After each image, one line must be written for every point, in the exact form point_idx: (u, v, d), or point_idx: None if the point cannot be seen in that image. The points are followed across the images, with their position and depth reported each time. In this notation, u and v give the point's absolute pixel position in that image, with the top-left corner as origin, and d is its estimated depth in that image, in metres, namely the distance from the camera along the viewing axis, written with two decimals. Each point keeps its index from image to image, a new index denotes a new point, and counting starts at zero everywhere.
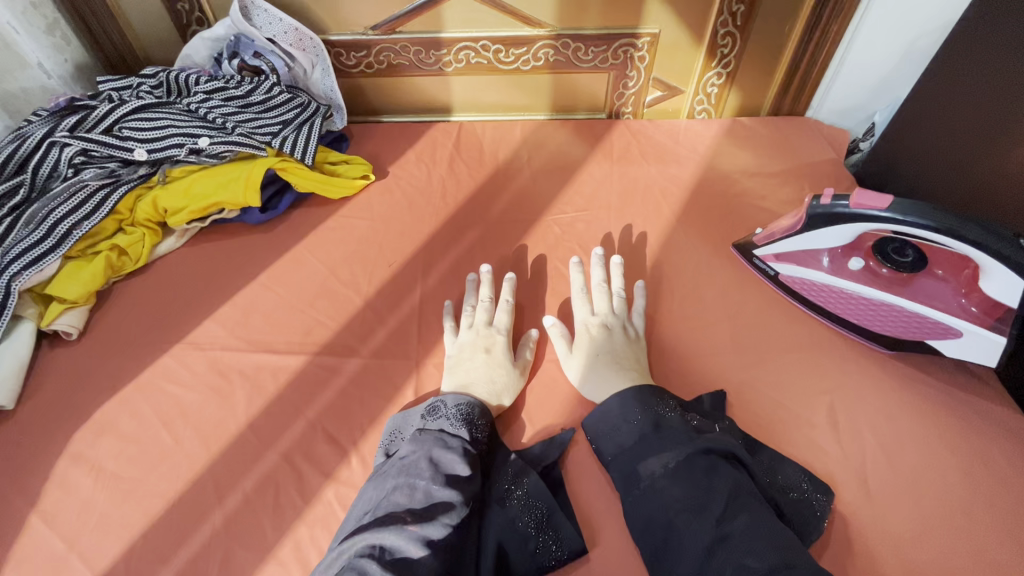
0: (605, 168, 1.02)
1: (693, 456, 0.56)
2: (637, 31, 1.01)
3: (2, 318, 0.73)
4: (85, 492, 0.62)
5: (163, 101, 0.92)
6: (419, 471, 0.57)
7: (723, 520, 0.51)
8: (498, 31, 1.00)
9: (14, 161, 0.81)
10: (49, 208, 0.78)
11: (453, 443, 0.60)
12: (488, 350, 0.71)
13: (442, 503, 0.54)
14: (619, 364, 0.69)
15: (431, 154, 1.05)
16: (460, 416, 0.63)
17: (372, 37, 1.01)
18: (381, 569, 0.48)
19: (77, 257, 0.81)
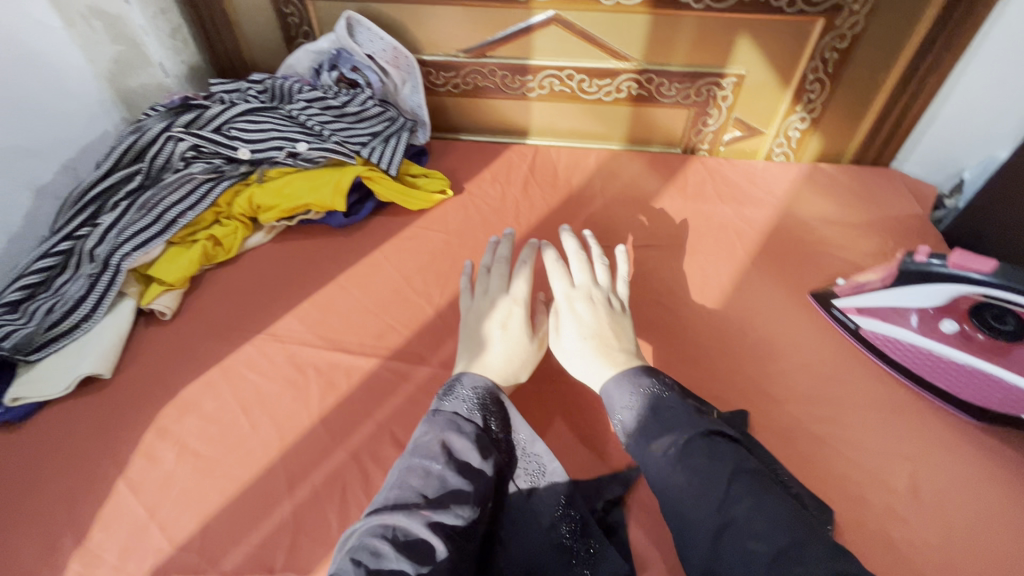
0: (679, 203, 1.02)
1: (720, 457, 0.49)
2: (723, 70, 1.01)
3: (110, 292, 0.79)
4: (167, 466, 0.66)
5: (268, 106, 0.98)
6: (433, 451, 0.54)
7: (754, 527, 0.44)
8: (585, 62, 1.03)
9: (132, 150, 0.88)
10: (160, 196, 0.85)
11: (467, 428, 0.57)
12: (503, 327, 0.70)
13: (455, 491, 0.52)
14: (608, 343, 0.65)
15: (507, 175, 1.08)
16: (476, 400, 0.60)
17: (462, 59, 1.05)
18: (391, 551, 0.47)
19: (178, 243, 0.87)
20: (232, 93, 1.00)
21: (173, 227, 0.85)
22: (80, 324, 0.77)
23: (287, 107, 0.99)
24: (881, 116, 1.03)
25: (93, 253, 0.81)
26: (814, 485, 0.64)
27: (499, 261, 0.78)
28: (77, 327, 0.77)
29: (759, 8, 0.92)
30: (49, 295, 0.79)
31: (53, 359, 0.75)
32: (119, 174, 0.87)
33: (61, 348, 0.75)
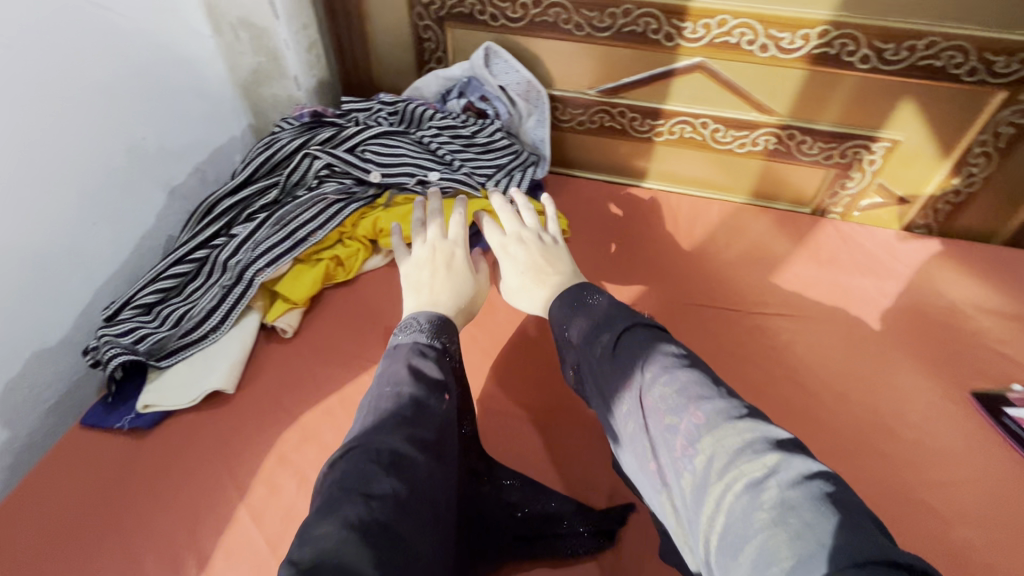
0: (811, 269, 0.96)
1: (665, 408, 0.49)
2: (876, 133, 0.94)
3: (240, 305, 0.80)
4: (288, 497, 0.65)
5: (400, 130, 0.99)
6: (413, 384, 0.57)
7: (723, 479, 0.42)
8: (724, 112, 0.98)
9: (271, 163, 0.91)
10: (295, 212, 0.86)
11: (432, 358, 0.61)
12: (448, 268, 0.76)
13: (425, 410, 0.56)
14: (542, 280, 0.74)
15: (624, 219, 1.04)
16: (429, 328, 0.65)
17: (593, 97, 1.03)
18: (380, 468, 0.48)
19: (303, 260, 0.86)
20: (364, 112, 1.01)
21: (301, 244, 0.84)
22: (208, 334, 0.78)
23: (417, 132, 0.99)
24: None
25: (225, 263, 0.81)
26: None
27: (430, 214, 0.82)
28: (206, 337, 0.77)
29: (932, 74, 0.85)
30: (180, 300, 0.80)
31: (180, 367, 0.75)
32: (258, 186, 0.89)
33: (187, 356, 0.76)
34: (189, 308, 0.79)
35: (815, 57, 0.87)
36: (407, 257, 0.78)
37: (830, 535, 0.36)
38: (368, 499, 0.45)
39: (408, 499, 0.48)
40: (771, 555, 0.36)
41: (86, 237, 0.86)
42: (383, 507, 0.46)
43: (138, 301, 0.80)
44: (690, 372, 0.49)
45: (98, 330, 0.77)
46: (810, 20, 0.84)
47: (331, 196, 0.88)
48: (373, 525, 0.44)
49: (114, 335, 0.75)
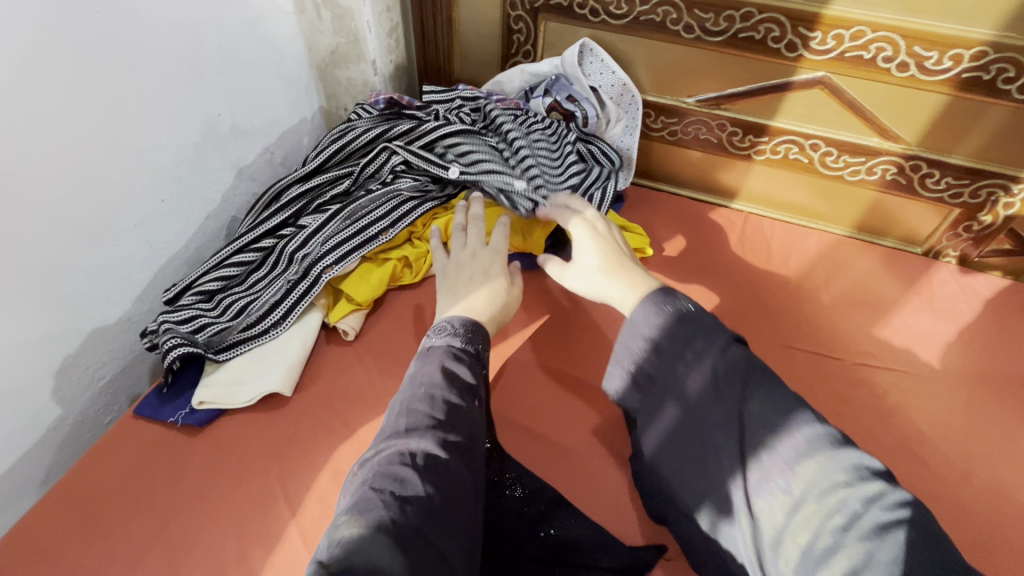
0: (926, 320, 0.85)
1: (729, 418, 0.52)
2: (1021, 174, 0.82)
3: (303, 302, 0.75)
4: None
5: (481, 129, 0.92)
6: (449, 391, 0.56)
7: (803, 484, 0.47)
8: (840, 134, 0.88)
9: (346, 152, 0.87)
10: (368, 208, 0.80)
11: (462, 357, 0.60)
12: (486, 271, 0.73)
13: (460, 413, 0.54)
14: (622, 268, 0.68)
15: (712, 243, 0.95)
16: (464, 329, 0.63)
17: (691, 106, 0.94)
18: (414, 475, 0.48)
19: (371, 259, 0.81)
20: (445, 106, 0.94)
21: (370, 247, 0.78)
22: (267, 330, 0.73)
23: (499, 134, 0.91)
24: None
25: (292, 258, 0.77)
26: None
27: (472, 219, 0.79)
28: (266, 333, 0.73)
29: None
30: (242, 290, 0.76)
31: (237, 364, 0.71)
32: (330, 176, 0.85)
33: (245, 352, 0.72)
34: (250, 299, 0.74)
35: (963, 81, 0.77)
36: (445, 259, 0.77)
37: (897, 543, 0.42)
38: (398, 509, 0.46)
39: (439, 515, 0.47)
40: (831, 560, 0.43)
41: (154, 214, 0.83)
42: (416, 512, 0.46)
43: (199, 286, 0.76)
44: (749, 368, 0.53)
45: (158, 313, 0.74)
46: (966, 39, 0.73)
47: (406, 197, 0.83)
48: (406, 533, 0.44)
49: (173, 319, 0.71)
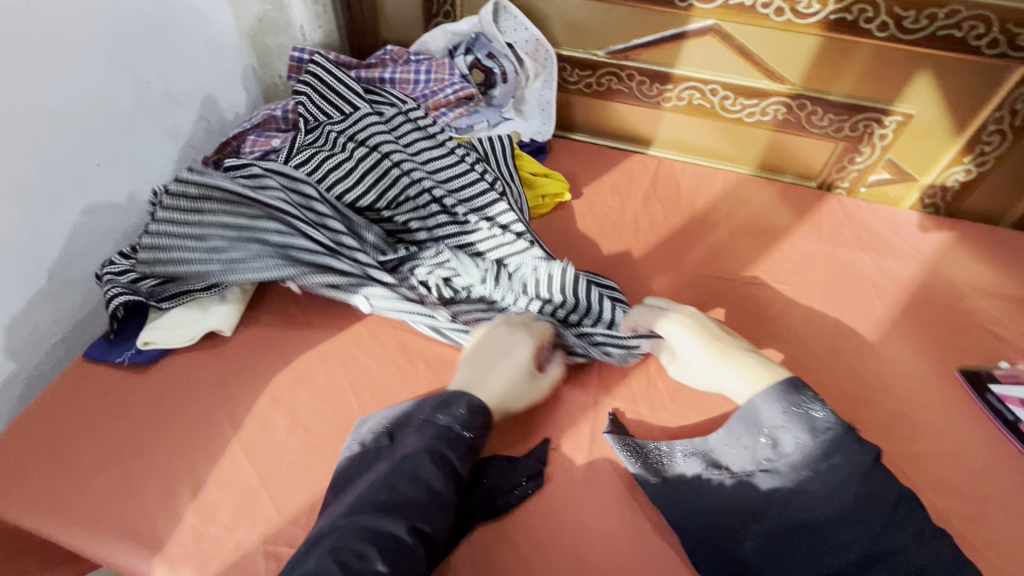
0: (812, 243, 0.95)
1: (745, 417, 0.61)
2: (890, 107, 0.92)
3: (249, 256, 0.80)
4: (279, 435, 0.67)
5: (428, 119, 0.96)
6: (426, 434, 0.58)
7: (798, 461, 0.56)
8: (734, 78, 0.96)
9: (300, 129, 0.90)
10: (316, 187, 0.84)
11: (431, 430, 0.58)
12: (503, 358, 0.67)
13: (433, 494, 0.54)
14: (728, 348, 0.66)
15: (627, 186, 1.03)
16: (469, 411, 0.60)
17: (601, 58, 1.02)
18: (375, 557, 0.48)
19: None
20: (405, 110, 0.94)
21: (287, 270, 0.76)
22: (213, 291, 0.78)
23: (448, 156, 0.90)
24: None
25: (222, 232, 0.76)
26: None
27: None
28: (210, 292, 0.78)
29: (953, 45, 0.83)
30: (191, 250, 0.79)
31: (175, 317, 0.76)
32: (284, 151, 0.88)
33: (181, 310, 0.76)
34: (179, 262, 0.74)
35: (832, 23, 0.85)
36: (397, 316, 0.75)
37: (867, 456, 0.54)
38: (372, 540, 0.49)
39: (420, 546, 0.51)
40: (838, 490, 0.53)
41: (92, 179, 0.87)
42: None
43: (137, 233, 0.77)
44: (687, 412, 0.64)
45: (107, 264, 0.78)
46: None
47: (355, 189, 0.84)
48: None
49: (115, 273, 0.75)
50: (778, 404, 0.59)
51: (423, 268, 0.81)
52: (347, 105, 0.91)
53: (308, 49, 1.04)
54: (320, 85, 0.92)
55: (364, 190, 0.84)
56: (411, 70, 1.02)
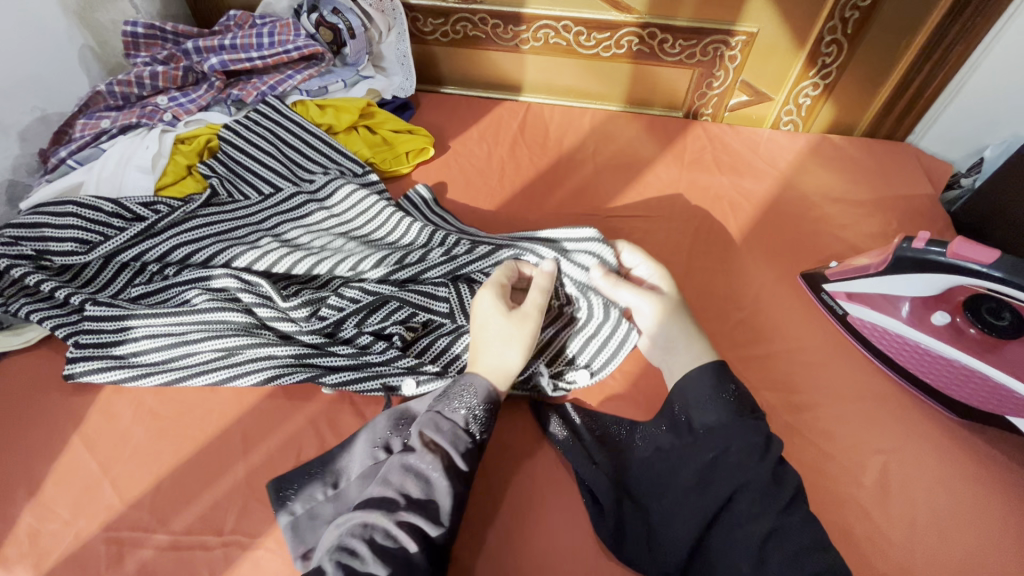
0: (674, 171, 0.96)
1: (751, 435, 0.52)
2: (732, 28, 0.94)
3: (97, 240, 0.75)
4: (124, 422, 0.65)
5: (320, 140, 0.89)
6: (427, 423, 0.55)
7: (784, 511, 0.49)
8: (583, 13, 0.96)
9: (183, 152, 0.88)
10: (192, 207, 0.80)
11: (445, 424, 0.54)
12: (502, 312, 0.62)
13: (422, 482, 0.52)
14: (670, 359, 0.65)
15: (495, 134, 1.01)
16: (464, 399, 0.56)
17: (451, 4, 0.99)
18: (368, 554, 0.47)
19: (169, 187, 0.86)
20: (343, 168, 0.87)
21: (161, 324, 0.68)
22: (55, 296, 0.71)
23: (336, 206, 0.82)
24: (900, 86, 0.96)
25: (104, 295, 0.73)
26: None
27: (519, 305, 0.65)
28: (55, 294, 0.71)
29: None
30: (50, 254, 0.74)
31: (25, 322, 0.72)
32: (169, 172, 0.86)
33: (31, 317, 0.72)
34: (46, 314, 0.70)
35: None
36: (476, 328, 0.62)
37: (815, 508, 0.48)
38: (364, 533, 0.48)
39: (418, 531, 0.49)
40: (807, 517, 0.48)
41: None
42: None
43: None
44: (738, 444, 0.52)
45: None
46: None
47: (237, 211, 0.81)
48: None
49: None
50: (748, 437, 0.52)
51: (354, 291, 0.71)
52: (241, 129, 0.89)
53: (141, 21, 0.94)
54: (235, 152, 0.88)
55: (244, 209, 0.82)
56: (252, 32, 0.95)
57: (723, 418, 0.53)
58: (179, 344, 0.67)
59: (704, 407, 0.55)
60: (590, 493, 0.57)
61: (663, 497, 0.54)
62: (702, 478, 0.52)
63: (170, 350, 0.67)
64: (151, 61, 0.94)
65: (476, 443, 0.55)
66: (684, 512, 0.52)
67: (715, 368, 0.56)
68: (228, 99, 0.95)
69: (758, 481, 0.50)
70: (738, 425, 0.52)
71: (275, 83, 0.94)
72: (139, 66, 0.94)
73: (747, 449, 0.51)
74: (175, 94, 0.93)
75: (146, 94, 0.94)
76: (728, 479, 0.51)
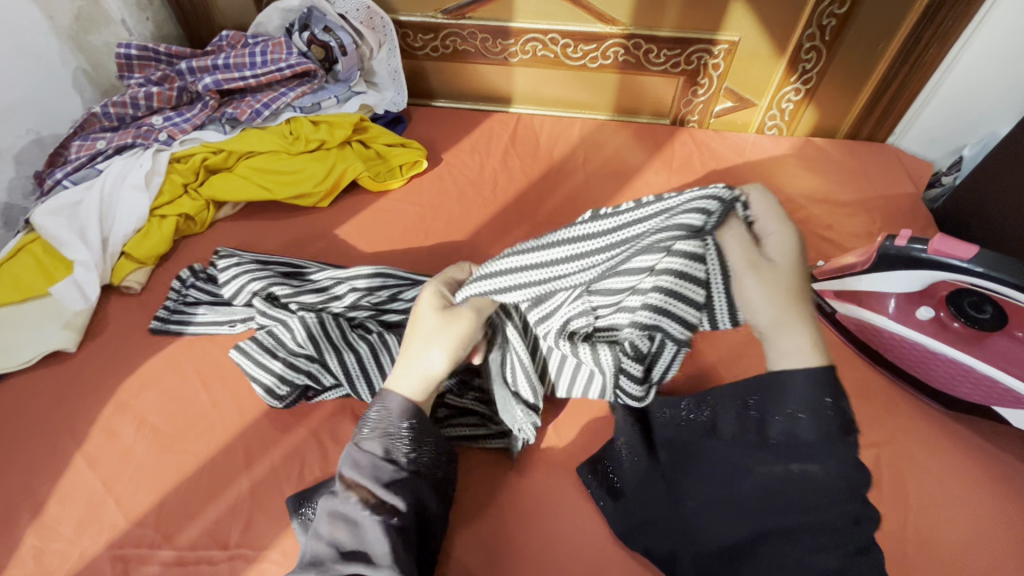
0: (663, 177, 0.98)
1: (838, 458, 0.42)
2: (715, 37, 0.96)
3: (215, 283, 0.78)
4: (126, 440, 0.65)
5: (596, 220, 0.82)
6: (348, 462, 0.49)
7: (860, 548, 0.39)
8: (569, 25, 0.98)
9: (176, 172, 0.89)
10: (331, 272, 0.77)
11: (373, 460, 0.49)
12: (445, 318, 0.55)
13: (357, 529, 0.47)
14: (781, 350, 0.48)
15: (486, 145, 1.03)
16: (386, 427, 0.51)
17: (440, 20, 1.01)
18: None
19: (161, 207, 0.86)
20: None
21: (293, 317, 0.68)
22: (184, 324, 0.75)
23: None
24: (879, 88, 0.99)
25: (200, 313, 0.76)
26: None
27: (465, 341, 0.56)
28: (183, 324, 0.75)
29: None
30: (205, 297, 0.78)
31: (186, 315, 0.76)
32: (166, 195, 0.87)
33: (205, 315, 0.76)
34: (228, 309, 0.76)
35: None
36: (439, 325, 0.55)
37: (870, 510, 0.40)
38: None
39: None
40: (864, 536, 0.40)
41: None
42: None
43: (178, 294, 0.79)
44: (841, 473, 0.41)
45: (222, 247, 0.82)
46: None
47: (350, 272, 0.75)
48: None
49: (130, 286, 0.80)
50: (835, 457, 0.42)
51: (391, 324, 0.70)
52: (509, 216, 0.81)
53: (134, 43, 0.96)
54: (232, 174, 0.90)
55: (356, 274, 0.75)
56: (245, 52, 0.97)
57: (818, 436, 0.42)
58: (305, 341, 0.66)
59: (791, 416, 0.44)
60: (608, 488, 0.58)
61: (695, 495, 0.49)
62: (758, 499, 0.44)
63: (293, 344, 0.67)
64: (146, 82, 0.95)
65: (407, 470, 0.50)
66: (727, 519, 0.46)
67: (823, 374, 0.44)
68: (222, 118, 0.96)
69: (836, 519, 0.40)
70: (833, 447, 0.42)
71: (269, 101, 0.95)
72: (133, 87, 0.95)
73: (833, 475, 0.41)
74: (169, 114, 0.94)
75: (141, 115, 0.95)
76: (797, 512, 0.41)
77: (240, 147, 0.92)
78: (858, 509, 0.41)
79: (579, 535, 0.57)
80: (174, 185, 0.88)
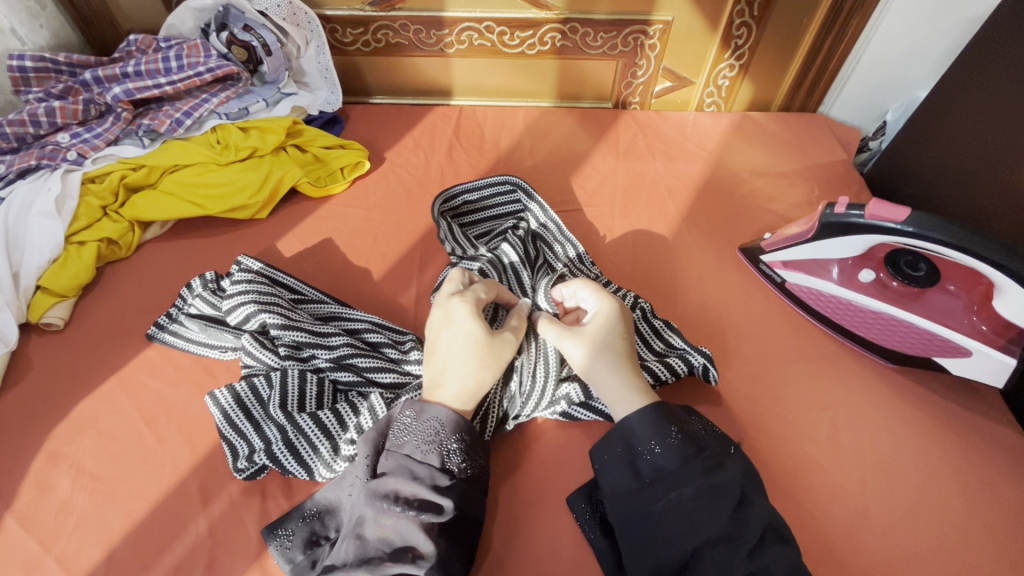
0: (610, 161, 0.98)
1: (704, 480, 0.50)
2: (650, 17, 0.97)
3: (195, 299, 0.72)
4: (63, 493, 0.60)
5: (558, 235, 0.78)
6: (396, 469, 0.54)
7: (755, 553, 0.47)
8: (503, 12, 0.96)
9: (91, 194, 0.82)
10: (336, 313, 0.72)
11: (420, 471, 0.54)
12: (457, 325, 0.59)
13: (406, 535, 0.51)
14: (609, 353, 0.59)
15: (430, 141, 1.00)
16: (430, 437, 0.55)
17: (369, 13, 0.97)
18: None
19: (76, 234, 0.79)
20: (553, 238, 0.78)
21: (278, 372, 0.64)
22: (171, 328, 0.71)
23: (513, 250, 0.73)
24: (806, 61, 1.02)
25: (185, 321, 0.71)
26: (745, 440, 0.64)
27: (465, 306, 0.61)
28: (164, 334, 0.71)
29: None
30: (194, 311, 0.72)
31: (183, 326, 0.71)
32: (83, 220, 0.79)
33: (198, 333, 0.70)
34: (219, 333, 0.70)
35: None
36: (450, 341, 0.59)
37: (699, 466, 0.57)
38: None
39: None
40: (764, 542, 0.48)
41: None
42: None
43: (175, 312, 0.73)
44: (717, 491, 0.49)
45: (241, 256, 0.75)
46: None
47: (352, 324, 0.71)
48: None
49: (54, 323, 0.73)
50: (696, 482, 0.50)
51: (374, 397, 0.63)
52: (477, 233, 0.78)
53: (28, 53, 0.86)
54: (158, 192, 0.84)
55: (359, 325, 0.70)
56: (158, 57, 0.90)
57: (672, 464, 0.52)
58: (276, 398, 0.62)
59: (652, 452, 0.53)
60: (602, 524, 0.56)
61: (632, 544, 0.51)
62: (659, 528, 0.50)
63: (271, 403, 0.62)
64: (46, 96, 0.86)
65: (457, 478, 0.55)
66: (659, 551, 0.49)
67: (657, 412, 0.54)
68: (139, 130, 0.88)
69: (722, 530, 0.48)
70: (686, 469, 0.51)
71: (190, 109, 0.89)
72: (32, 103, 0.86)
73: (701, 492, 0.50)
74: (77, 129, 0.86)
75: (44, 133, 0.86)
76: (690, 534, 0.48)
77: (163, 162, 0.85)
78: (734, 514, 0.48)
79: (558, 531, 0.57)
80: (90, 208, 0.81)
